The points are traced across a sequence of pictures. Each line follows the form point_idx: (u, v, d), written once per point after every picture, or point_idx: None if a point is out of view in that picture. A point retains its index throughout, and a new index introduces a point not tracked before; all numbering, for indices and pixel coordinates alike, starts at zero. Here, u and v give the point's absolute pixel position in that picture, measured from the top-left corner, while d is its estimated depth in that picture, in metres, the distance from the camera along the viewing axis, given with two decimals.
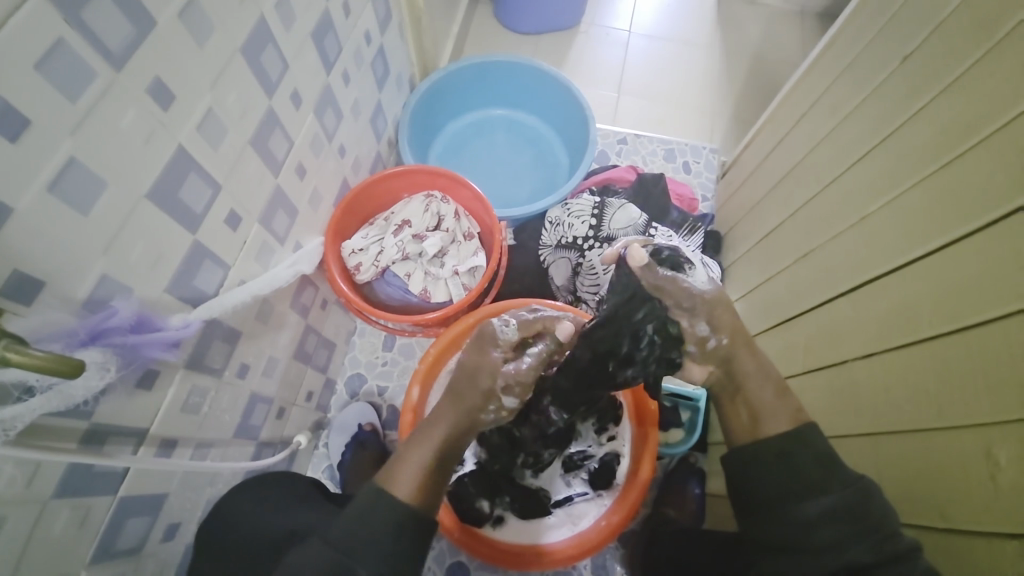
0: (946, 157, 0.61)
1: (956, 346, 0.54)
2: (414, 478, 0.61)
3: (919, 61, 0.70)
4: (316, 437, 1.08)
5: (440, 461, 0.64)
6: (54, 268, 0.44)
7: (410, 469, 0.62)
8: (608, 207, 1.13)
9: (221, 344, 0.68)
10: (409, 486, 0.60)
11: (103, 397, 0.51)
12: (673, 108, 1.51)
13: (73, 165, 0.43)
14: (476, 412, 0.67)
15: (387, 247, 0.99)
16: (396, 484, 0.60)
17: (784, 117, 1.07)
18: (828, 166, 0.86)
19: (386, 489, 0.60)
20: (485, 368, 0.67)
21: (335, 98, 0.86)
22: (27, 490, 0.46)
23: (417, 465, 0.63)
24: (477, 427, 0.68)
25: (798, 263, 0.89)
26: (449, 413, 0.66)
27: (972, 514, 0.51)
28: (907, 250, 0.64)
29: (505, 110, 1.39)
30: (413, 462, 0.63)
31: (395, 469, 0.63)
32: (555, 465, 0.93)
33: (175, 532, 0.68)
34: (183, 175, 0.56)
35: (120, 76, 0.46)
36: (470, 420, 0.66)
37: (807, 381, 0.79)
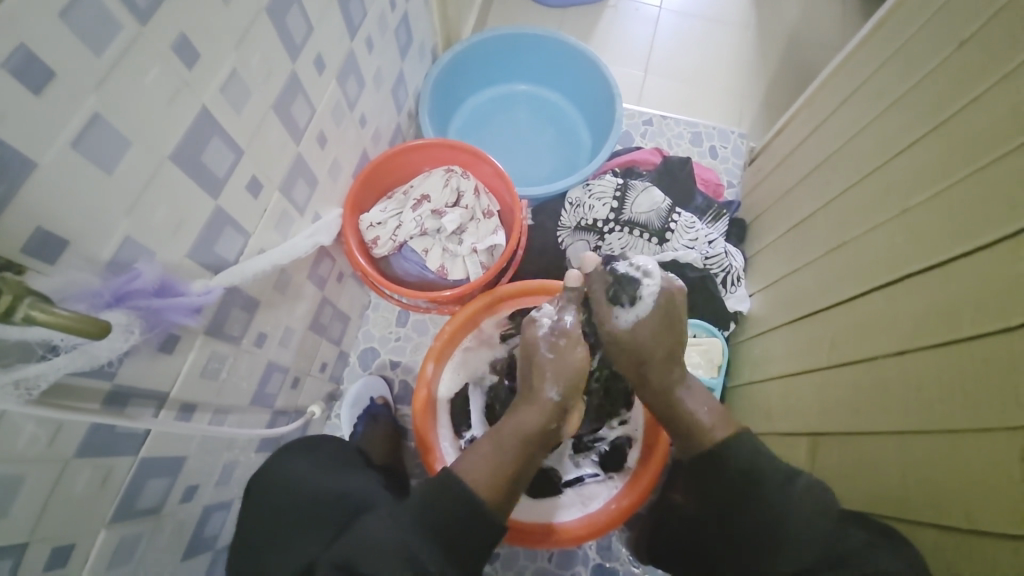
0: (1000, 150, 0.58)
1: (998, 346, 0.52)
2: (485, 471, 0.66)
3: (977, 46, 0.66)
4: (329, 407, 1.09)
5: (510, 457, 0.69)
6: (76, 227, 0.43)
7: (479, 463, 0.67)
8: (631, 189, 1.10)
9: (240, 312, 0.67)
10: (479, 477, 0.66)
11: (126, 360, 0.51)
12: (702, 90, 1.45)
13: (96, 122, 0.42)
14: (552, 410, 0.73)
15: (405, 221, 0.98)
16: (468, 473, 0.66)
17: (822, 102, 1.03)
18: (869, 155, 0.82)
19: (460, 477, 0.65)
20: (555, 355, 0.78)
21: (358, 65, 0.84)
22: (51, 447, 0.46)
23: (483, 456, 0.68)
24: (552, 431, 0.73)
25: (828, 256, 0.86)
26: (529, 411, 0.73)
27: (999, 516, 0.49)
28: (950, 247, 0.61)
29: (529, 85, 1.35)
30: (483, 457, 0.68)
31: (464, 460, 0.69)
32: (566, 446, 0.95)
33: (193, 494, 0.69)
34: (206, 138, 0.54)
35: (145, 31, 0.44)
36: (544, 417, 0.72)
37: (830, 376, 0.78)
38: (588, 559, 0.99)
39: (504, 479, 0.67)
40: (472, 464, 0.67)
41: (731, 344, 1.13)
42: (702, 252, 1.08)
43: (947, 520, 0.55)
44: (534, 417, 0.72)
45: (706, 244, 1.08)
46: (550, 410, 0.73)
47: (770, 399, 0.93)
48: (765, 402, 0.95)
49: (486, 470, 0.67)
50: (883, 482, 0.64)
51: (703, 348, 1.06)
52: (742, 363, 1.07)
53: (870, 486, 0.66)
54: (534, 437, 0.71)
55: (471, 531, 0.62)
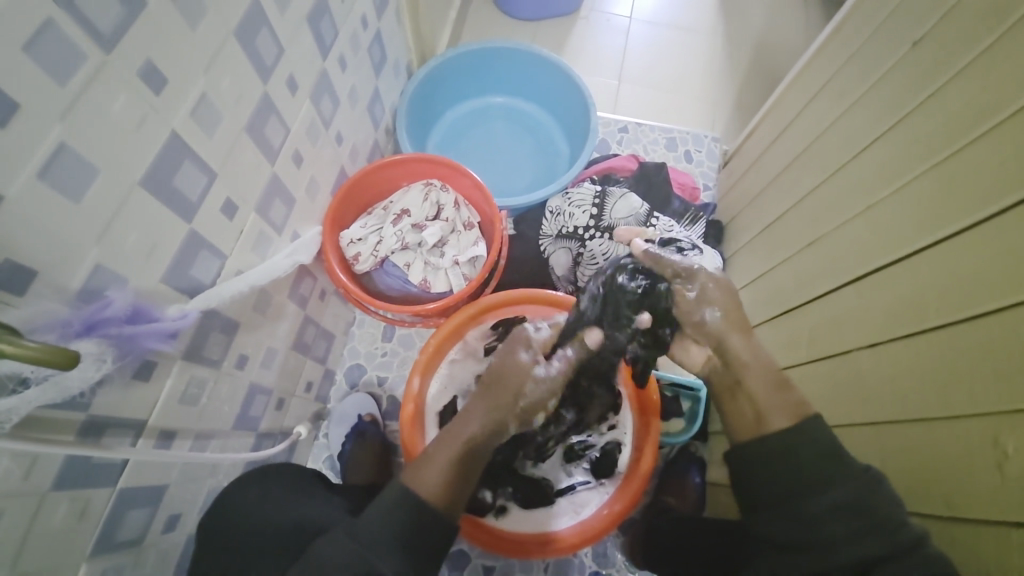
0: (956, 144, 0.61)
1: (965, 335, 0.54)
2: (438, 478, 0.62)
3: (929, 47, 0.69)
4: (316, 427, 1.08)
5: (464, 465, 0.64)
6: (45, 257, 0.43)
7: (433, 470, 0.62)
8: (609, 196, 1.12)
9: (219, 335, 0.67)
10: (433, 484, 0.61)
11: (100, 389, 0.50)
12: (675, 96, 1.49)
13: (65, 151, 0.42)
14: (508, 411, 0.67)
15: (386, 236, 0.98)
16: (422, 480, 0.61)
17: (789, 104, 1.06)
18: (835, 154, 0.85)
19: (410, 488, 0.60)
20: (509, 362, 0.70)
21: (332, 84, 0.85)
22: (25, 482, 0.45)
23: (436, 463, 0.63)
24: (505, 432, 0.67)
25: (801, 253, 0.88)
26: (479, 414, 0.66)
27: (977, 503, 0.51)
28: (915, 239, 0.63)
29: (505, 98, 1.37)
30: (439, 462, 0.63)
31: (416, 466, 0.64)
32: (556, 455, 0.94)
33: (176, 523, 0.67)
34: (177, 162, 0.54)
35: (111, 59, 0.44)
36: (499, 420, 0.66)
37: (809, 370, 0.79)
38: (584, 566, 0.99)
39: (456, 483, 0.63)
40: (424, 469, 0.62)
41: None
42: (682, 255, 1.09)
43: (926, 507, 0.57)
44: (489, 419, 0.66)
45: (685, 246, 1.10)
46: (510, 413, 0.66)
47: None
48: None
49: (440, 477, 0.62)
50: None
51: None
52: None
53: None
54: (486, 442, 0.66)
55: (420, 541, 0.58)
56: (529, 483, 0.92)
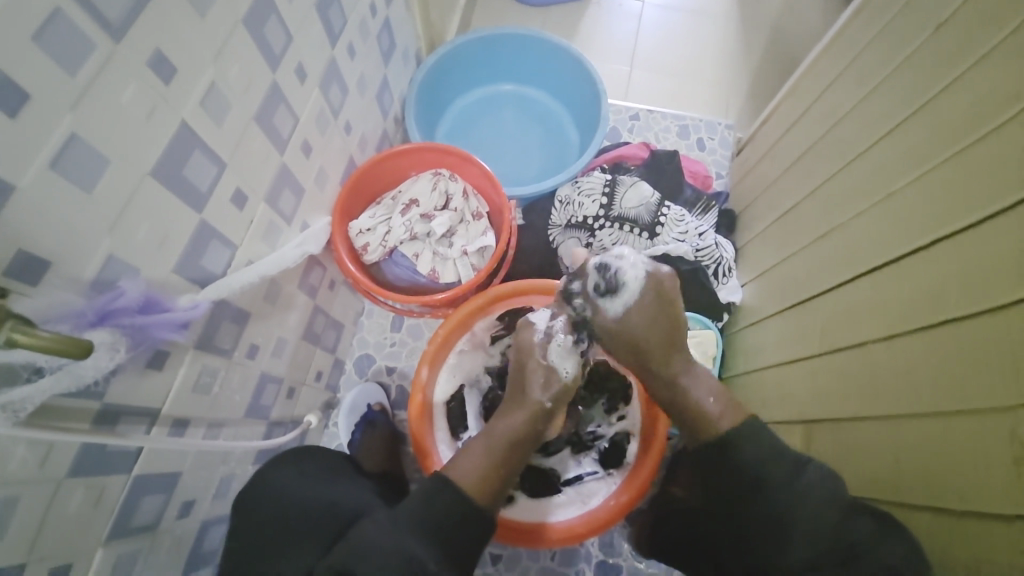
0: (981, 131, 0.58)
1: (985, 329, 0.52)
2: (476, 472, 0.69)
3: (953, 28, 0.66)
4: (326, 416, 1.09)
5: (499, 461, 0.71)
6: (58, 247, 0.43)
7: (471, 463, 0.70)
8: (620, 185, 1.11)
9: (230, 325, 0.67)
10: (468, 476, 0.68)
11: (113, 378, 0.51)
12: (688, 83, 1.46)
13: (75, 142, 0.42)
14: (541, 411, 0.76)
15: (394, 227, 0.97)
16: (458, 471, 0.68)
17: (806, 90, 1.03)
18: (853, 142, 0.83)
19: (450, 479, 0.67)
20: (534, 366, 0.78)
21: (340, 72, 0.84)
22: (42, 469, 0.46)
23: (474, 458, 0.70)
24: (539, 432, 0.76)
25: (816, 243, 0.86)
26: (517, 414, 0.75)
27: (991, 499, 0.50)
28: (934, 229, 0.62)
29: (514, 85, 1.35)
30: (474, 457, 0.70)
31: (454, 463, 0.71)
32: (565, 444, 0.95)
33: (190, 509, 0.69)
34: (187, 152, 0.54)
35: (120, 48, 0.44)
36: (533, 421, 0.75)
37: (821, 363, 0.78)
38: (591, 555, 1.00)
39: (493, 479, 0.69)
40: (463, 464, 0.70)
41: (725, 335, 1.13)
42: (693, 245, 1.08)
43: (940, 503, 0.56)
44: (522, 417, 0.75)
45: (696, 236, 1.09)
46: (539, 413, 0.75)
47: (765, 389, 0.94)
48: (761, 392, 0.95)
49: (477, 470, 0.69)
50: (877, 467, 0.64)
51: (698, 339, 1.05)
52: (737, 354, 1.08)
53: (865, 471, 0.67)
54: (521, 439, 0.74)
55: (461, 533, 0.63)
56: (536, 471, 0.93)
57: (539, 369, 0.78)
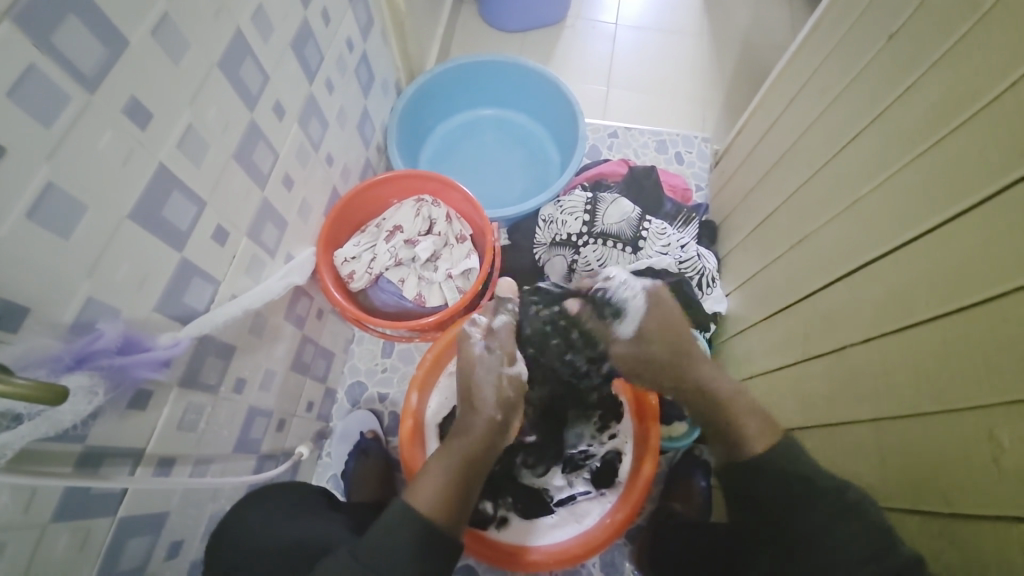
0: (938, 135, 0.61)
1: (954, 327, 0.54)
2: (440, 493, 0.65)
3: (905, 40, 0.69)
4: (319, 446, 1.08)
5: (461, 481, 0.68)
6: (38, 294, 0.44)
7: (432, 485, 0.66)
8: (601, 202, 1.13)
9: (215, 360, 0.68)
10: (429, 500, 0.64)
11: (94, 421, 0.51)
12: (663, 99, 1.50)
13: (53, 190, 0.43)
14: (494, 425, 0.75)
15: (379, 253, 0.99)
16: (417, 498, 0.64)
17: (774, 101, 1.06)
18: (821, 149, 0.85)
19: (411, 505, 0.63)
20: (483, 381, 0.78)
21: (319, 107, 0.86)
22: (25, 516, 0.46)
23: (436, 480, 0.67)
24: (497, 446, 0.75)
25: (793, 250, 0.88)
26: (474, 431, 0.73)
27: (976, 497, 0.50)
28: (903, 231, 0.63)
29: (494, 110, 1.38)
30: (430, 479, 0.67)
31: (414, 487, 0.67)
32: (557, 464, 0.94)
33: (179, 549, 0.68)
34: (166, 193, 0.56)
35: (95, 98, 0.46)
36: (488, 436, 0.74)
37: (806, 368, 0.79)
38: None
39: (456, 500, 0.66)
40: (424, 486, 0.66)
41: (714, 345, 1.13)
42: (676, 257, 1.10)
43: (926, 504, 0.56)
44: (479, 432, 0.73)
45: (678, 249, 1.11)
46: (492, 425, 0.75)
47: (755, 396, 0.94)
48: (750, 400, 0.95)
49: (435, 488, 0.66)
50: (864, 471, 0.65)
51: None
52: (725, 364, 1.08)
53: (853, 476, 0.67)
54: (478, 454, 0.72)
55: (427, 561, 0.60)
56: (527, 491, 0.92)
57: (496, 388, 0.78)
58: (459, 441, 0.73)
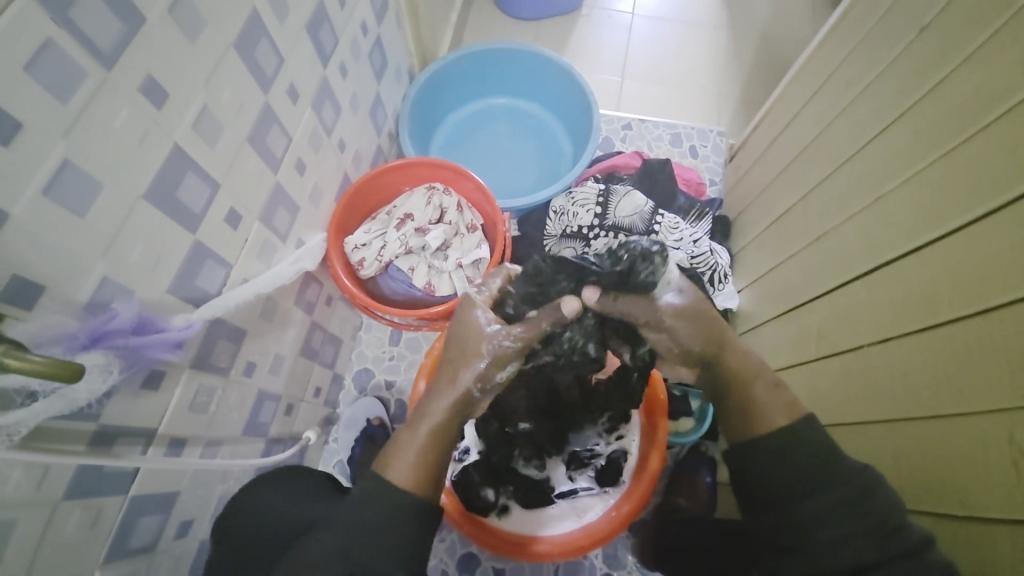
0: (967, 132, 0.59)
1: (979, 329, 0.52)
2: (413, 463, 0.60)
3: (935, 34, 0.67)
4: (326, 432, 1.09)
5: (439, 450, 0.62)
6: (55, 274, 0.44)
7: (407, 457, 0.61)
8: (614, 194, 1.12)
9: (226, 343, 0.68)
10: (405, 467, 0.60)
11: (108, 400, 0.51)
12: (679, 91, 1.47)
13: (69, 167, 0.43)
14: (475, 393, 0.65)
15: (390, 241, 0.98)
16: (394, 465, 0.60)
17: (795, 95, 1.04)
18: (844, 145, 0.83)
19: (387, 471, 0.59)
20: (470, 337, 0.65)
21: (333, 91, 0.85)
22: (38, 491, 0.46)
23: (410, 448, 0.61)
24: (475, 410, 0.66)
25: (811, 247, 0.86)
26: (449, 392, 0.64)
27: (992, 501, 0.49)
28: (927, 230, 0.62)
29: (506, 99, 1.36)
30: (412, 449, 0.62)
31: (388, 455, 0.62)
32: (560, 459, 0.92)
33: (188, 529, 0.68)
34: (181, 174, 0.55)
35: (111, 76, 0.45)
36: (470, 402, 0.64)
37: (820, 368, 0.78)
38: (595, 568, 0.98)
39: (433, 469, 0.61)
40: (400, 454, 0.61)
41: None
42: (688, 252, 1.09)
43: (939, 506, 0.55)
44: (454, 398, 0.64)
45: (691, 243, 1.10)
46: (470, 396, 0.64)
47: None
48: None
49: (418, 465, 0.60)
50: (878, 469, 0.64)
51: None
52: None
53: None
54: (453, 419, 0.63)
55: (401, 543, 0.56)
56: (528, 483, 0.91)
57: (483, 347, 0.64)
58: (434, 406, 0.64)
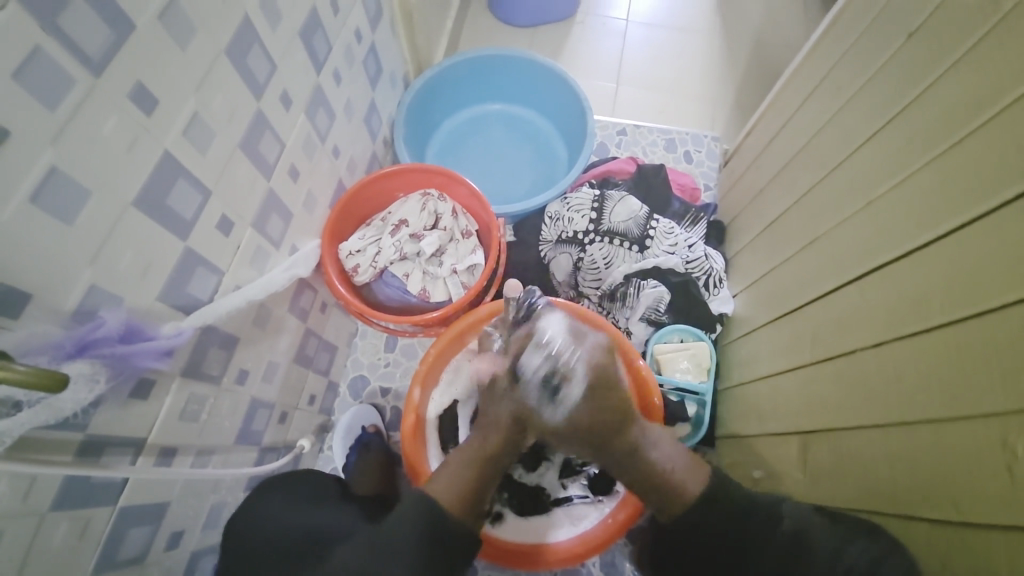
0: (957, 136, 0.59)
1: (970, 332, 0.52)
2: (452, 488, 0.68)
3: (925, 39, 0.67)
4: (321, 439, 1.08)
5: (477, 478, 0.70)
6: (41, 281, 0.44)
7: (445, 481, 0.69)
8: (608, 200, 1.13)
9: (218, 350, 0.67)
10: (445, 493, 0.68)
11: (96, 409, 0.50)
12: (673, 97, 1.48)
13: (56, 174, 0.43)
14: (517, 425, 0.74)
15: (384, 247, 0.98)
16: (435, 488, 0.68)
17: (786, 101, 1.05)
18: (835, 150, 0.83)
19: (425, 492, 0.67)
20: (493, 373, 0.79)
21: (326, 98, 0.85)
22: (24, 503, 0.46)
23: (451, 471, 0.70)
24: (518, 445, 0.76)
25: (804, 252, 0.87)
26: (495, 421, 0.74)
27: (987, 505, 0.49)
28: (917, 234, 0.62)
29: (501, 105, 1.37)
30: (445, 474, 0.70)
31: (432, 477, 0.70)
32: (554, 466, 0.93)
33: (179, 540, 0.67)
34: (171, 181, 0.55)
35: (100, 82, 0.45)
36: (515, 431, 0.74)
37: (814, 372, 0.78)
38: None
39: (471, 495, 0.69)
40: (441, 478, 0.69)
41: (719, 346, 1.11)
42: (683, 257, 1.09)
43: (933, 512, 0.55)
44: (498, 428, 0.74)
45: (685, 248, 1.10)
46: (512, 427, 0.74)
47: (760, 398, 0.92)
48: (756, 402, 0.93)
49: (453, 486, 0.68)
50: (874, 475, 0.63)
51: (691, 352, 1.05)
52: (731, 365, 1.06)
53: (859, 481, 0.66)
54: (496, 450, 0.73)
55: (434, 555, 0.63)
56: (522, 488, 0.92)
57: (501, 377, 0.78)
58: (478, 437, 0.74)
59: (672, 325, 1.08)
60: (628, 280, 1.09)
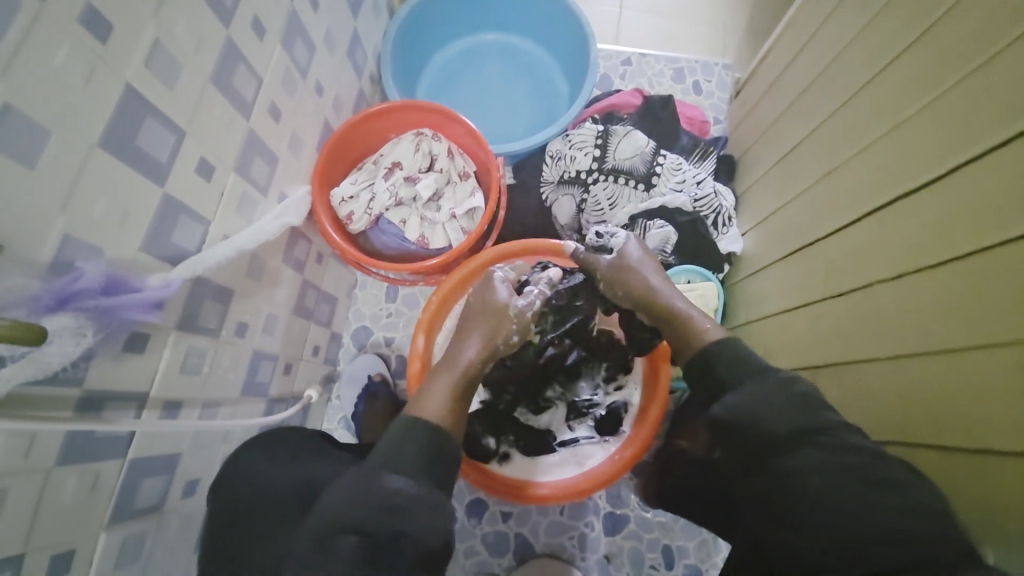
0: (993, 49, 0.53)
1: (994, 262, 0.49)
2: (440, 407, 0.66)
3: None
4: (328, 389, 1.08)
5: (460, 395, 0.70)
6: (14, 232, 0.41)
7: (433, 402, 0.67)
8: (613, 135, 1.07)
9: (213, 302, 0.65)
10: (433, 411, 0.66)
11: (90, 363, 0.49)
12: (682, 21, 1.37)
13: (9, 113, 0.39)
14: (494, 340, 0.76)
15: (378, 193, 0.92)
16: (423, 407, 0.66)
17: (807, 19, 0.96)
18: (858, 72, 0.77)
19: (416, 413, 0.65)
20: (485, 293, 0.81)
21: (304, 26, 0.77)
22: (28, 459, 0.45)
23: (438, 395, 0.68)
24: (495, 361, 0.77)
25: (819, 184, 0.82)
26: (473, 342, 0.75)
27: (1006, 434, 0.48)
28: (944, 160, 0.57)
29: (495, 35, 1.26)
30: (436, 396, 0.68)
31: (416, 401, 0.68)
32: (560, 409, 0.95)
33: (195, 488, 0.68)
34: (140, 120, 0.51)
35: (43, 3, 0.40)
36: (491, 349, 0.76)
37: (826, 308, 0.75)
38: (599, 507, 1.04)
39: (457, 415, 0.67)
40: (427, 402, 0.67)
41: (726, 286, 1.08)
42: (691, 194, 1.04)
43: (944, 441, 0.55)
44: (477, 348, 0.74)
45: (694, 185, 1.05)
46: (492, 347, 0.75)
47: (769, 336, 0.90)
48: (764, 340, 0.92)
49: (441, 406, 0.66)
50: (885, 406, 0.63)
51: (700, 292, 0.99)
52: (739, 304, 1.03)
53: (871, 413, 0.65)
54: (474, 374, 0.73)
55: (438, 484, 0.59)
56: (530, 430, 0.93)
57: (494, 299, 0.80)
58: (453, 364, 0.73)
59: (679, 266, 1.03)
60: (633, 221, 1.05)
